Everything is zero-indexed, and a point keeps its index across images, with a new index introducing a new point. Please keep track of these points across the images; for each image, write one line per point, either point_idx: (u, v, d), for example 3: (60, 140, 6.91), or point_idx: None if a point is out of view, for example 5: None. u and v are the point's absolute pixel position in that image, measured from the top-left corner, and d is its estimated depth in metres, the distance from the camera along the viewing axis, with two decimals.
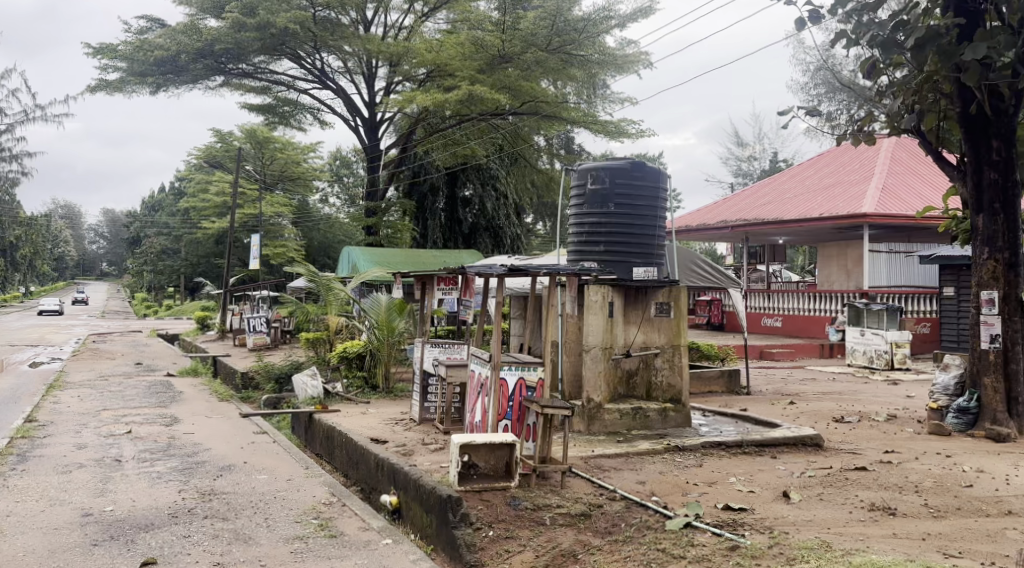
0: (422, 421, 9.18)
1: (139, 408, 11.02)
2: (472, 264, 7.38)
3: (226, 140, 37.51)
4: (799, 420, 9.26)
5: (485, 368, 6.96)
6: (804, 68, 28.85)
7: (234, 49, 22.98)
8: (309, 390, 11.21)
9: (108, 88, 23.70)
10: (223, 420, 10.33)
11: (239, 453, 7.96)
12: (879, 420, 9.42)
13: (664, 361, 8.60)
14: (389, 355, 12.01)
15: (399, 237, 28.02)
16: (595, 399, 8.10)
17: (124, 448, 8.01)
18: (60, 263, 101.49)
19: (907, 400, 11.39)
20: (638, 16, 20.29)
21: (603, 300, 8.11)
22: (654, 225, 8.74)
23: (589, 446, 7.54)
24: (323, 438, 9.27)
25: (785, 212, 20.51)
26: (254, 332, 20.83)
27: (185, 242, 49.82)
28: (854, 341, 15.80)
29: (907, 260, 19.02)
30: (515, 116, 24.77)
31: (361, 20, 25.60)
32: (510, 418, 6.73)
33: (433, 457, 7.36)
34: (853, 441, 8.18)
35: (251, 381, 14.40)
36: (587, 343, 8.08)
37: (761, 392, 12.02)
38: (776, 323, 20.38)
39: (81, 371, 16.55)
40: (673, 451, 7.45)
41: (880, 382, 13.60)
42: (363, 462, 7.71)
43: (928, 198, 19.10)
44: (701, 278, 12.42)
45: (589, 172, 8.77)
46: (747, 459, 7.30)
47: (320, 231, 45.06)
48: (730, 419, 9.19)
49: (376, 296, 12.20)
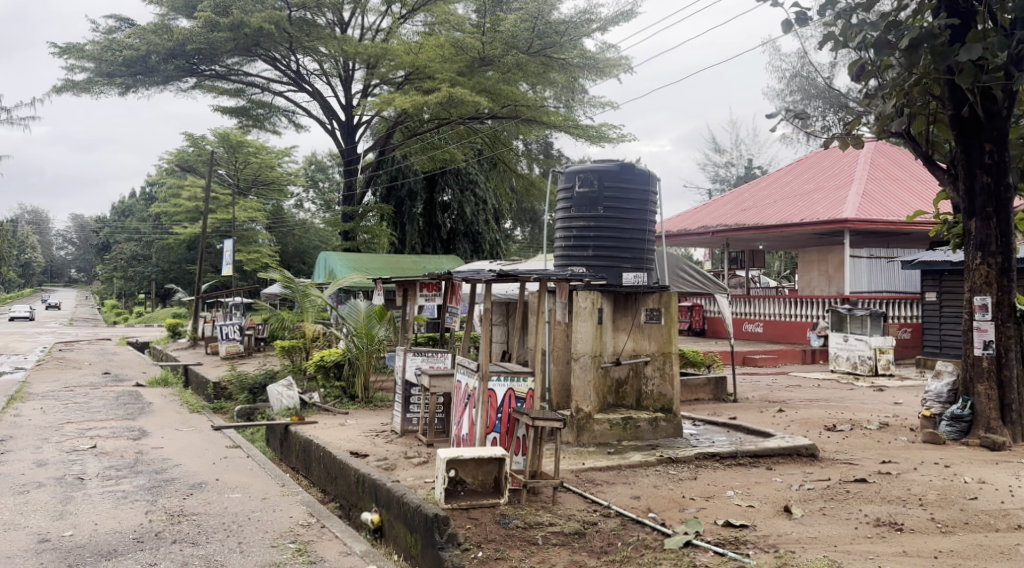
0: (404, 433, 8.80)
1: (105, 421, 10.53)
2: (458, 269, 7.02)
3: (199, 143, 36.75)
4: (791, 429, 9.06)
5: (472, 378, 6.61)
6: (781, 74, 29.00)
7: (208, 50, 22.46)
8: (284, 401, 10.75)
9: (75, 89, 22.99)
10: (194, 433, 9.87)
11: (210, 470, 7.53)
12: (871, 428, 9.26)
13: (654, 369, 8.39)
14: (369, 365, 11.61)
15: (376, 242, 27.38)
16: (585, 409, 7.81)
17: (88, 464, 7.55)
18: (27, 271, 99.39)
19: (895, 406, 11.31)
20: (619, 19, 20.12)
21: (593, 306, 7.86)
22: (644, 228, 8.50)
23: (579, 458, 7.25)
24: (300, 451, 8.87)
25: (766, 218, 20.44)
26: (227, 340, 20.29)
27: (156, 247, 48.80)
28: (838, 347, 15.74)
29: (888, 266, 19.11)
30: (494, 119, 24.48)
31: (338, 22, 25.22)
32: (499, 430, 6.41)
33: (416, 472, 7.02)
34: (848, 451, 7.99)
35: (224, 391, 13.92)
36: (577, 350, 7.82)
37: (748, 399, 11.84)
38: (758, 328, 20.30)
39: (45, 381, 15.93)
40: (666, 462, 7.18)
41: (866, 388, 13.51)
42: (342, 477, 7.36)
43: (907, 204, 19.17)
44: (688, 283, 12.16)
45: (576, 174, 8.49)
46: (742, 471, 7.05)
47: (295, 237, 44.41)
48: (721, 428, 8.94)
49: (354, 302, 11.84)
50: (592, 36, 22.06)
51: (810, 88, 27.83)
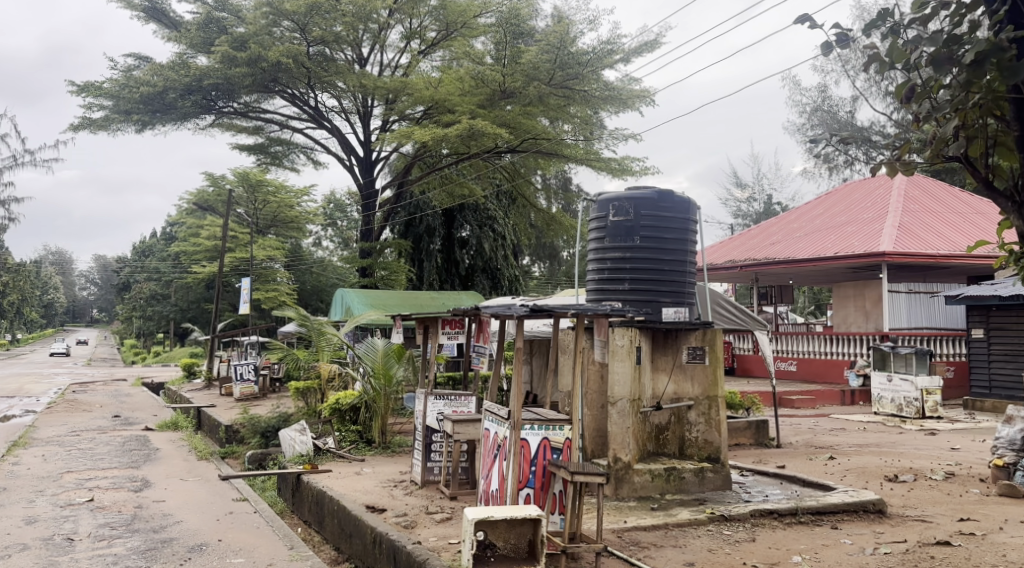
0: (424, 483, 8.09)
1: (106, 470, 9.92)
2: (487, 303, 6.40)
3: (218, 183, 36.96)
4: (848, 480, 8.25)
5: (502, 427, 5.92)
6: (802, 109, 28.63)
7: (226, 86, 22.36)
8: (297, 448, 10.17)
9: (91, 127, 22.93)
10: (200, 484, 9.22)
11: (213, 528, 6.88)
12: (936, 478, 8.43)
13: (699, 415, 7.69)
14: (387, 407, 10.95)
15: (395, 279, 26.86)
16: (624, 459, 7.10)
17: (82, 522, 6.90)
18: (49, 311, 100.29)
19: (952, 452, 10.44)
20: (644, 49, 19.74)
21: (631, 344, 7.21)
22: (684, 259, 7.81)
23: (621, 515, 6.54)
24: (313, 504, 8.20)
25: (796, 252, 19.68)
26: (241, 381, 19.69)
27: (174, 287, 48.78)
28: (881, 387, 14.82)
29: (929, 301, 18.28)
30: (513, 153, 24.09)
31: (356, 58, 25.20)
32: (533, 485, 5.77)
33: (439, 530, 6.32)
34: (917, 505, 7.19)
35: (236, 434, 13.30)
36: (614, 394, 7.11)
37: (793, 445, 11.03)
38: (791, 366, 19.42)
39: (52, 425, 15.37)
40: (718, 521, 6.42)
41: (915, 432, 12.61)
42: (356, 535, 6.71)
43: (947, 238, 18.37)
44: (727, 320, 11.42)
45: (610, 202, 7.84)
46: (805, 531, 6.28)
47: (313, 275, 44.14)
48: (773, 479, 8.12)
49: (371, 339, 11.01)
50: (613, 68, 21.70)
51: (833, 121, 27.35)
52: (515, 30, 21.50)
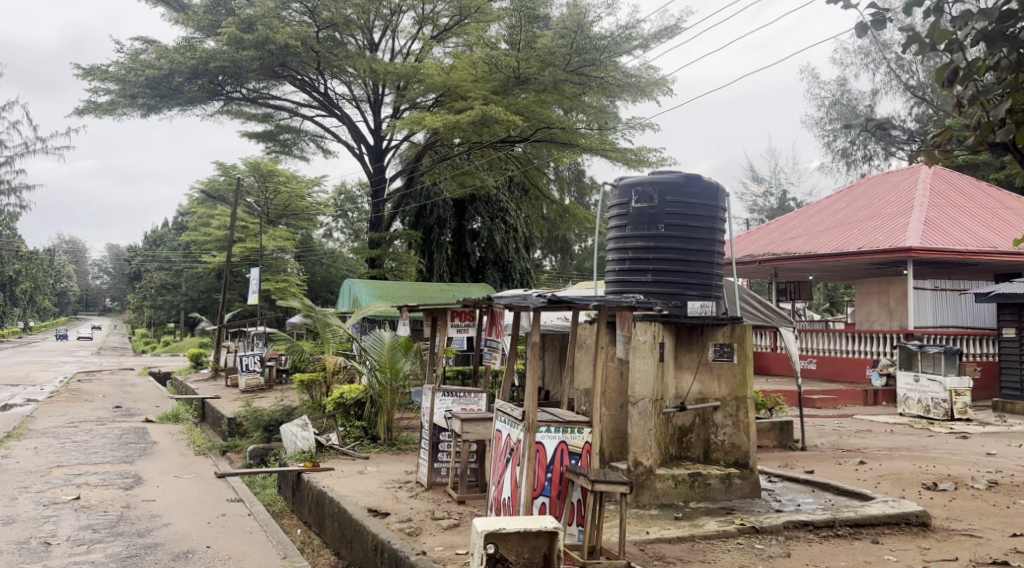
0: (431, 486, 7.64)
1: (100, 465, 9.52)
2: (501, 295, 5.85)
3: (229, 172, 36.77)
4: (883, 488, 7.70)
5: (516, 429, 5.39)
6: (824, 100, 27.92)
7: (233, 70, 21.89)
8: (298, 444, 9.70)
9: (97, 111, 22.56)
10: (196, 482, 8.81)
11: (204, 533, 6.43)
12: (977, 487, 7.85)
13: (726, 417, 7.17)
14: (393, 401, 10.47)
15: (405, 270, 26.49)
16: (644, 463, 6.62)
17: (62, 523, 6.46)
18: (61, 300, 100.66)
19: (990, 458, 9.85)
20: (664, 34, 19.12)
21: (654, 340, 6.70)
22: (713, 248, 7.28)
23: (642, 525, 6.05)
24: (313, 504, 7.75)
25: (818, 246, 19.08)
26: (247, 372, 19.38)
27: (185, 276, 48.54)
28: (908, 388, 14.20)
29: (955, 300, 17.62)
30: (525, 141, 23.59)
31: (368, 44, 24.78)
32: (549, 494, 5.23)
33: (446, 538, 5.84)
34: (962, 518, 6.63)
35: (239, 427, 12.89)
36: (635, 393, 6.62)
37: (820, 447, 10.50)
38: (811, 365, 18.79)
39: (50, 416, 14.95)
40: (749, 533, 5.90)
41: (946, 435, 12.00)
42: (355, 541, 6.25)
43: (975, 233, 17.71)
44: (752, 317, 10.86)
45: (633, 187, 7.30)
46: (845, 546, 5.74)
47: (323, 267, 43.78)
48: (804, 486, 7.58)
49: (378, 331, 10.46)
50: (631, 55, 21.07)
51: (852, 114, 26.57)
52: (530, 15, 20.98)
